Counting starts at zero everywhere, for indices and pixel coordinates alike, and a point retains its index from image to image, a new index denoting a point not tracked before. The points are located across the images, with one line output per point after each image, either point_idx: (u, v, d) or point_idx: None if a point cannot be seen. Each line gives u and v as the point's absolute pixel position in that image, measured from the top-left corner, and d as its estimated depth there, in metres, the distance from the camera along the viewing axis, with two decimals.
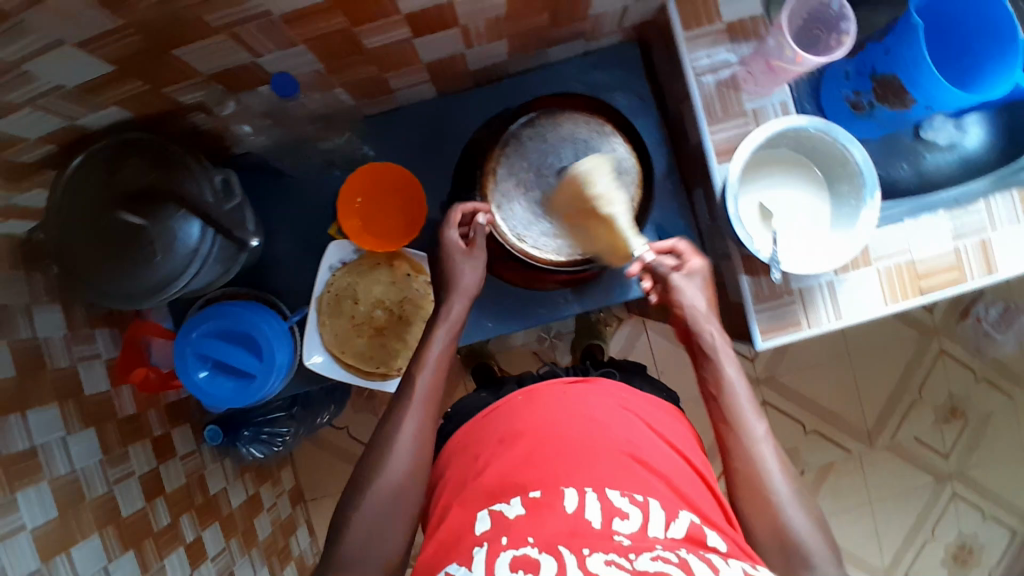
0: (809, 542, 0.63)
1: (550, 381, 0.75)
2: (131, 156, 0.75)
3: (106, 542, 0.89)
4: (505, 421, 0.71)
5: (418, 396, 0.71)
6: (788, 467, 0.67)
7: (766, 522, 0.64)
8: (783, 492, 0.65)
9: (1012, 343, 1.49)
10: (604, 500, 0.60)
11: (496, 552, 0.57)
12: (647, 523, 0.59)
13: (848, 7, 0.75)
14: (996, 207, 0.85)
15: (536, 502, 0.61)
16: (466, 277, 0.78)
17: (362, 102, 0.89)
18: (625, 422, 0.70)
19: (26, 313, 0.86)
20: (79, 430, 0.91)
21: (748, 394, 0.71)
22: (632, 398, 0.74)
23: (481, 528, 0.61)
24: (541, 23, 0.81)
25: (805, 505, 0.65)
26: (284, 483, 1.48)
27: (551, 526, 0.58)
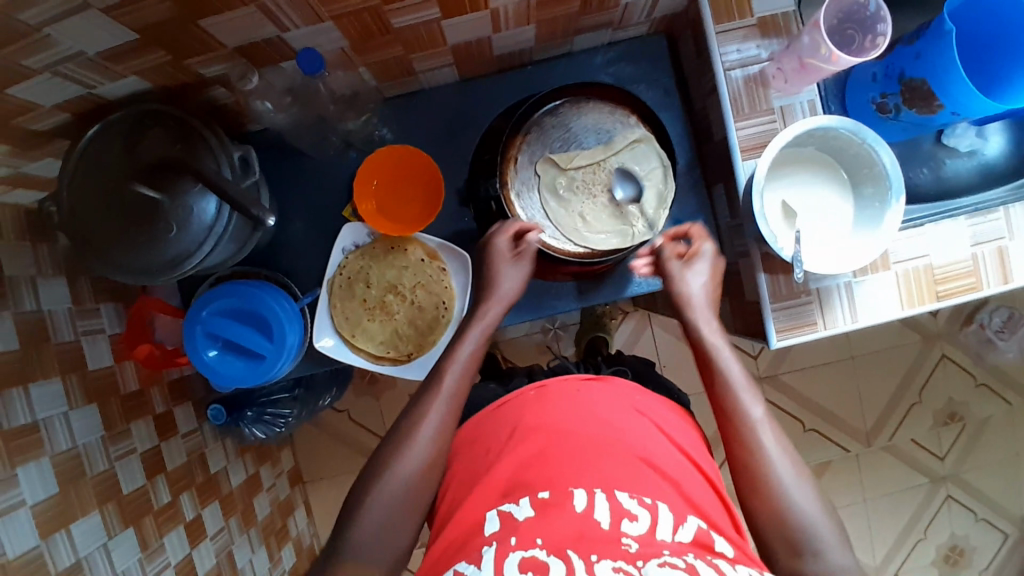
0: (814, 525, 0.64)
1: (561, 378, 0.75)
2: (147, 129, 0.74)
3: (106, 518, 0.89)
4: (516, 415, 0.71)
5: (445, 390, 0.71)
6: (790, 453, 0.69)
7: (769, 506, 0.65)
8: (787, 478, 0.66)
9: (1013, 351, 1.50)
10: (613, 500, 0.60)
11: (504, 554, 0.56)
12: (655, 527, 0.58)
13: (886, 7, 0.72)
14: (1014, 215, 0.86)
15: (545, 502, 0.60)
16: (506, 283, 0.80)
17: (383, 83, 0.87)
18: (635, 425, 0.69)
19: (32, 284, 0.85)
20: (81, 405, 0.90)
21: (749, 382, 0.73)
22: (644, 400, 0.74)
23: (490, 528, 0.60)
24: (571, 10, 0.79)
25: (809, 489, 0.66)
26: (284, 464, 1.47)
27: (559, 528, 0.57)
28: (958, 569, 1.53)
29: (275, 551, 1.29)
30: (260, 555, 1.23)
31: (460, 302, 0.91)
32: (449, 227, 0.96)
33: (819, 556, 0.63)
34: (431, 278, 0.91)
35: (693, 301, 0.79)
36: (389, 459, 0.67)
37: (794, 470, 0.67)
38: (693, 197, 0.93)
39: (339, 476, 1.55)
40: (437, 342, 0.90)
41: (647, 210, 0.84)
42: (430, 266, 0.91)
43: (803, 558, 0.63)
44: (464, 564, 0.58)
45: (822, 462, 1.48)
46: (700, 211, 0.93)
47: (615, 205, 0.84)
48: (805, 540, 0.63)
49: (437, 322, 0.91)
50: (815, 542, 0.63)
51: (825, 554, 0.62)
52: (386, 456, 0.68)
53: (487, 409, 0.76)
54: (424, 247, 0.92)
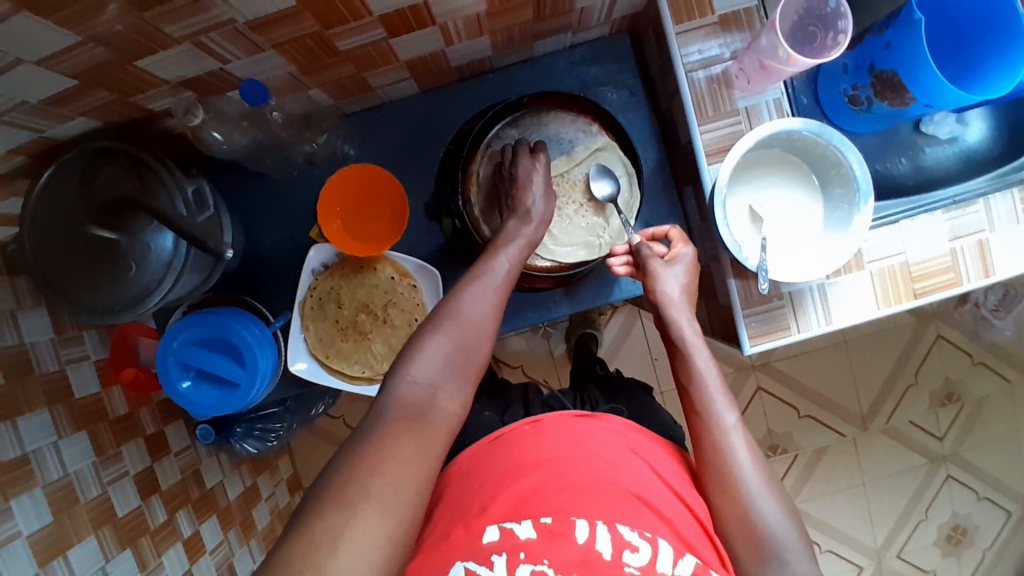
0: (777, 533, 0.63)
1: (557, 413, 0.75)
2: (100, 167, 0.73)
3: (103, 542, 0.89)
4: (512, 451, 0.71)
5: (491, 275, 0.70)
6: (759, 461, 0.67)
7: (735, 512, 0.65)
8: (755, 486, 0.65)
9: (1010, 328, 1.47)
10: (614, 532, 0.61)
11: (514, 566, 0.58)
12: (656, 558, 0.60)
13: (846, 3, 0.70)
14: (996, 206, 0.84)
15: (548, 528, 0.61)
16: (540, 207, 0.79)
17: (341, 101, 0.85)
18: (630, 462, 0.70)
19: (12, 319, 0.84)
20: (70, 433, 0.90)
21: (723, 385, 0.70)
22: (639, 439, 0.75)
23: (490, 537, 0.61)
24: (525, 18, 0.77)
25: (776, 495, 0.65)
26: (282, 472, 1.48)
27: (565, 556, 0.59)
28: (960, 547, 1.53)
29: None
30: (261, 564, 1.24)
31: None
32: (419, 242, 0.95)
33: (782, 564, 0.63)
34: (403, 296, 0.91)
35: (670, 300, 0.73)
36: (417, 347, 0.62)
37: (761, 477, 0.66)
38: (663, 200, 0.92)
39: None
40: None
41: (611, 220, 0.87)
42: (400, 283, 0.91)
43: (766, 564, 0.63)
44: (471, 564, 0.59)
45: (820, 447, 1.48)
46: (671, 214, 0.92)
47: (579, 215, 0.87)
48: (768, 548, 0.63)
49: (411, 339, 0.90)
50: (777, 549, 0.63)
51: (786, 562, 0.63)
52: (415, 344, 0.63)
53: (483, 440, 0.75)
54: (394, 265, 0.91)
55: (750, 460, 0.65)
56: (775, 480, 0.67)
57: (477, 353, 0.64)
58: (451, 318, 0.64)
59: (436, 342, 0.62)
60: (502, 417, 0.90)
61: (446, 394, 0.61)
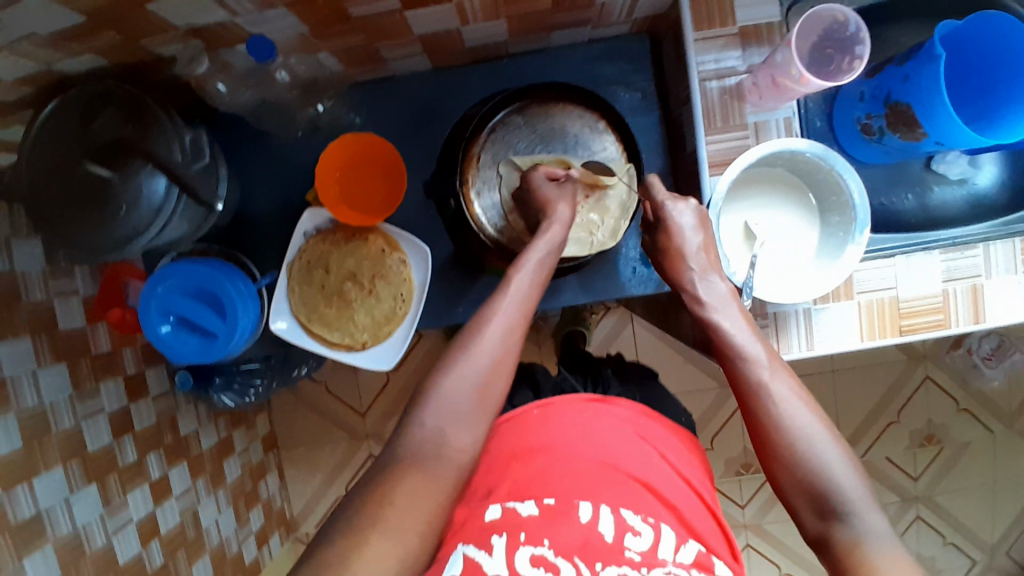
0: (845, 487, 0.58)
1: (567, 397, 0.74)
2: (102, 106, 0.74)
3: (69, 475, 0.90)
4: (517, 435, 0.70)
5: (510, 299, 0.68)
6: (811, 412, 0.62)
7: (787, 472, 0.60)
8: (803, 439, 0.61)
9: (999, 379, 1.46)
10: (618, 516, 0.61)
11: (514, 547, 0.58)
12: (658, 544, 0.60)
13: (865, 29, 0.70)
14: (995, 253, 0.83)
15: (551, 508, 0.61)
16: (562, 208, 0.78)
17: (351, 68, 0.85)
18: (637, 451, 0.69)
19: (5, 246, 0.85)
20: (51, 364, 0.90)
21: (757, 344, 0.67)
22: (646, 424, 0.74)
23: (492, 516, 0.61)
24: (541, 8, 0.76)
25: (841, 450, 0.61)
26: (259, 429, 1.47)
27: (566, 536, 0.59)
28: None
29: (242, 513, 1.33)
30: (225, 516, 1.25)
31: (418, 296, 0.90)
32: (415, 217, 0.95)
33: (846, 519, 0.57)
34: (391, 270, 0.90)
35: (689, 251, 0.74)
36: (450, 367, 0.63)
37: (813, 429, 0.61)
38: None
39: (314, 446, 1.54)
40: (393, 335, 0.90)
41: (607, 219, 0.85)
42: (390, 257, 0.90)
43: (829, 520, 0.58)
44: (472, 548, 0.58)
45: None
46: None
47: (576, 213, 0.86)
48: (830, 504, 0.58)
49: (394, 314, 0.90)
50: (839, 503, 0.58)
51: (852, 516, 0.57)
52: (433, 379, 0.62)
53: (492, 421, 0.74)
54: (386, 238, 0.91)
55: (795, 416, 0.61)
56: (832, 429, 0.62)
57: (500, 379, 0.63)
58: (466, 347, 0.64)
59: (467, 361, 0.63)
60: None
61: (459, 430, 0.60)
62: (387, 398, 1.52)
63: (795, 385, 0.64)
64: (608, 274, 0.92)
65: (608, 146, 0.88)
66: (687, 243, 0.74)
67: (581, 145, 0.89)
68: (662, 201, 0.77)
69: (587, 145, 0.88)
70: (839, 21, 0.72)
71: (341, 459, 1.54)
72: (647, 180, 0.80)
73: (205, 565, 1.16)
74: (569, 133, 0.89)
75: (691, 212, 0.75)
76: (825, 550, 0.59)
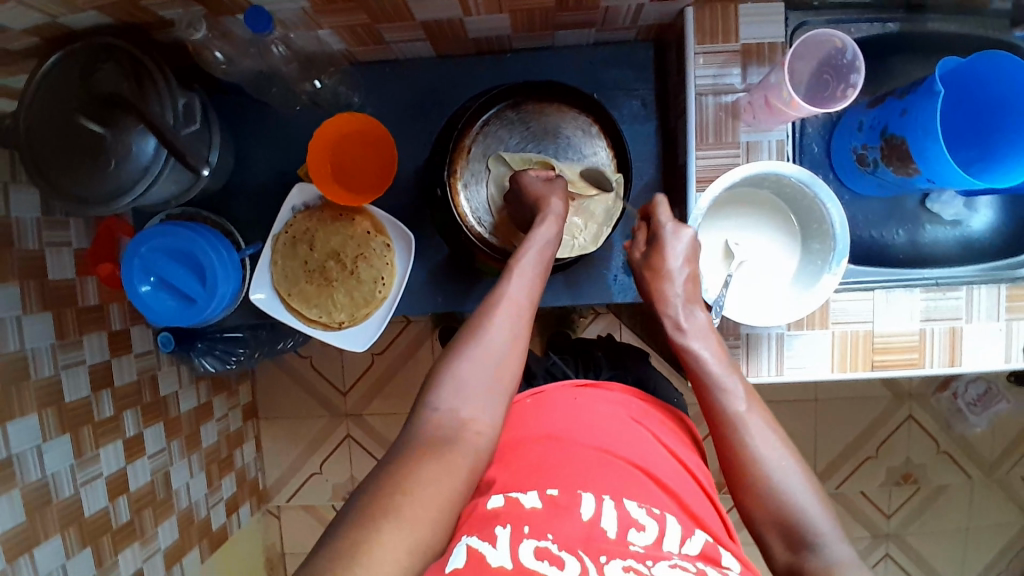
0: (815, 520, 0.58)
1: (558, 384, 0.74)
2: (102, 62, 0.75)
3: (44, 422, 0.91)
4: (513, 425, 0.69)
5: (508, 299, 0.67)
6: (783, 446, 0.63)
7: (760, 504, 0.60)
8: (777, 471, 0.61)
9: (983, 425, 1.45)
10: (621, 509, 0.57)
11: (517, 539, 0.52)
12: (663, 537, 0.56)
13: (860, 58, 0.70)
14: (978, 298, 0.82)
15: (554, 500, 0.57)
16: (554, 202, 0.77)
17: (354, 48, 0.85)
18: (635, 435, 0.68)
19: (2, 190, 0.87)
20: (36, 311, 0.91)
21: (734, 377, 0.67)
22: (643, 412, 0.73)
23: (494, 506, 0.57)
24: (546, 5, 0.75)
25: (812, 485, 0.61)
26: (241, 397, 1.48)
27: (569, 527, 0.54)
28: None
29: (214, 478, 1.34)
30: (196, 479, 1.27)
31: (397, 282, 0.91)
32: (406, 202, 0.95)
33: (816, 549, 0.57)
34: (374, 253, 0.91)
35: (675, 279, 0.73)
36: (447, 370, 0.61)
37: (786, 463, 0.61)
38: None
39: (293, 420, 1.55)
40: (370, 317, 0.90)
41: (591, 224, 0.85)
42: (374, 240, 0.91)
43: (799, 551, 0.58)
44: (474, 541, 0.53)
45: None
46: None
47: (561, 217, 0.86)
48: (800, 535, 0.58)
49: (372, 297, 0.90)
50: (810, 534, 0.58)
51: (822, 547, 0.57)
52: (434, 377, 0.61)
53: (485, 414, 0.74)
54: (373, 222, 0.91)
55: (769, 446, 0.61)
56: (802, 463, 0.62)
57: (509, 367, 0.63)
58: (471, 342, 0.63)
59: (467, 365, 0.61)
60: None
61: (473, 425, 0.59)
62: (368, 380, 1.52)
63: (768, 419, 0.65)
64: (592, 279, 0.92)
65: (599, 150, 0.88)
66: (675, 271, 0.73)
67: (574, 147, 0.89)
68: (663, 226, 0.75)
69: (581, 147, 0.88)
70: (837, 47, 0.71)
71: (319, 435, 1.54)
72: (654, 201, 0.77)
73: (170, 527, 1.18)
74: (563, 134, 0.89)
75: (688, 240, 0.74)
76: None
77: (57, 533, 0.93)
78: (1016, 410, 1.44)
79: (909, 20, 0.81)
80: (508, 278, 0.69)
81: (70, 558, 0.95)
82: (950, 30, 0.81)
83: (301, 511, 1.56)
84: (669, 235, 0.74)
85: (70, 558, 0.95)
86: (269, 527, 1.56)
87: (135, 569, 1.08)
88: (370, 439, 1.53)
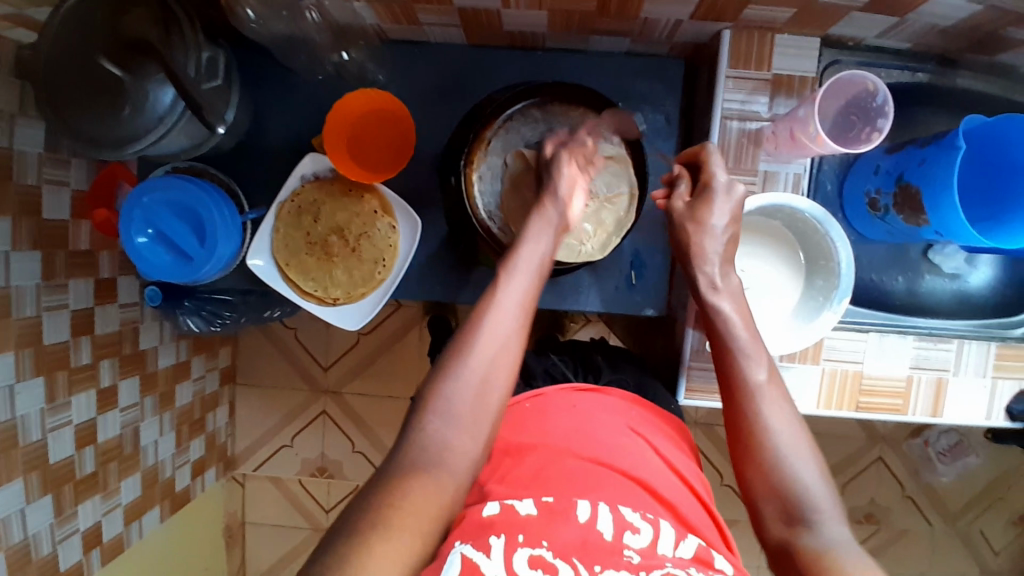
0: (816, 498, 0.59)
1: (558, 388, 0.74)
2: (131, 6, 0.73)
3: (19, 361, 0.89)
4: (510, 427, 0.69)
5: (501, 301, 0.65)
6: (795, 423, 0.63)
7: (763, 473, 0.61)
8: (786, 443, 0.62)
9: (949, 476, 1.47)
10: (617, 513, 0.57)
11: (511, 548, 0.52)
12: (657, 541, 0.56)
13: (891, 104, 0.70)
14: (967, 352, 0.83)
15: (549, 507, 0.57)
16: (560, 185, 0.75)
17: (387, 24, 0.84)
18: (632, 443, 0.68)
19: (7, 122, 0.84)
20: (26, 249, 0.89)
21: (756, 344, 0.67)
22: (640, 419, 0.73)
23: (490, 514, 0.56)
24: (587, 9, 0.75)
25: (818, 463, 0.62)
26: (220, 359, 1.46)
27: (564, 534, 0.54)
28: None
29: (184, 439, 1.32)
30: (165, 437, 1.25)
31: (398, 265, 0.90)
32: (418, 186, 0.94)
33: (812, 527, 0.58)
34: (379, 234, 0.90)
35: (708, 249, 0.71)
36: (434, 392, 0.60)
37: (795, 435, 0.62)
38: (660, 230, 0.91)
39: (270, 389, 1.53)
40: (365, 297, 0.90)
41: (598, 232, 0.85)
42: (380, 220, 0.90)
43: (794, 527, 0.59)
44: (469, 550, 0.52)
45: (735, 519, 1.37)
46: (661, 247, 0.91)
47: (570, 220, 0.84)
48: (798, 511, 0.59)
49: (371, 277, 0.89)
50: (808, 511, 0.59)
51: (819, 525, 0.58)
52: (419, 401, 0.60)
53: None
54: (381, 201, 0.90)
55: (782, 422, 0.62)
56: (809, 441, 0.63)
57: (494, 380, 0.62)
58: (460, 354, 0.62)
59: (450, 386, 0.60)
60: None
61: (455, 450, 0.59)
62: (351, 358, 1.51)
63: (783, 393, 0.65)
64: (594, 287, 0.92)
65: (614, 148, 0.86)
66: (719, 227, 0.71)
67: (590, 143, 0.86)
68: (717, 177, 0.72)
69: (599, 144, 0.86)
70: (868, 90, 0.71)
71: (294, 408, 1.53)
72: (707, 148, 0.74)
73: (134, 483, 1.16)
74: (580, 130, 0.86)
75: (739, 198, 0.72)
76: (785, 559, 0.59)
77: (19, 477, 0.91)
78: (983, 466, 1.47)
79: (938, 72, 0.82)
80: (499, 282, 0.67)
81: (30, 503, 0.93)
82: (975, 88, 0.83)
83: (267, 482, 1.55)
84: (720, 189, 0.72)
85: (30, 503, 0.93)
86: (232, 494, 1.54)
87: (94, 521, 1.07)
88: (346, 418, 1.52)
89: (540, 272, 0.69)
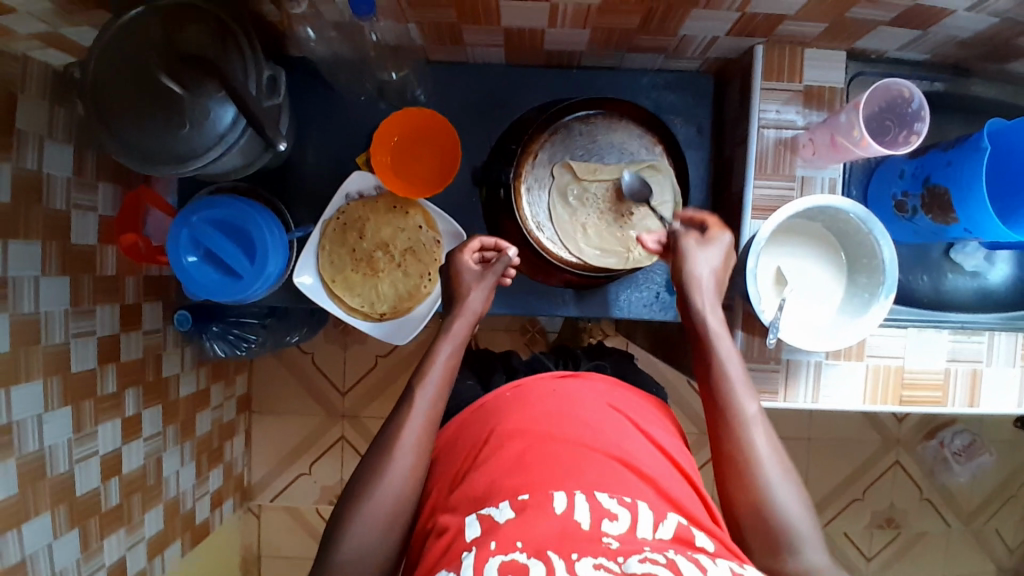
0: (799, 525, 0.61)
1: (538, 375, 0.72)
2: (189, 23, 0.74)
3: (48, 389, 0.87)
4: (490, 418, 0.67)
5: (417, 411, 0.67)
6: (780, 456, 0.65)
7: (749, 503, 0.62)
8: (772, 471, 0.63)
9: (965, 476, 1.51)
10: (593, 500, 0.55)
11: (483, 558, 0.51)
12: (636, 524, 0.55)
13: (926, 109, 0.74)
14: (998, 343, 0.87)
15: (524, 504, 0.55)
16: (472, 300, 0.78)
17: (431, 45, 0.87)
18: (614, 422, 0.66)
19: (38, 143, 0.84)
20: (54, 274, 0.88)
21: (742, 375, 0.69)
22: (620, 398, 0.71)
23: (471, 533, 0.55)
24: (629, 27, 0.78)
25: (799, 490, 0.63)
26: (237, 387, 1.44)
27: (540, 530, 0.53)
28: None
29: (202, 469, 1.29)
30: (186, 467, 1.22)
31: None
32: (456, 200, 0.96)
33: (794, 555, 0.61)
34: (424, 248, 0.91)
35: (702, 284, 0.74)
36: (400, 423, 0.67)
37: (778, 465, 0.64)
38: None
39: (285, 416, 1.51)
40: (413, 310, 0.91)
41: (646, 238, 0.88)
42: (425, 235, 0.91)
43: (779, 556, 0.61)
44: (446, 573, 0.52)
45: None
46: None
47: (615, 224, 0.89)
48: (784, 538, 0.61)
49: (418, 290, 0.91)
50: (790, 540, 0.61)
51: (801, 553, 0.61)
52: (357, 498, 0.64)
53: (467, 410, 0.73)
54: (424, 215, 0.91)
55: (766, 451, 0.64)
56: (792, 470, 0.65)
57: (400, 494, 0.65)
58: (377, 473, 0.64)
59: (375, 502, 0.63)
60: (484, 386, 0.88)
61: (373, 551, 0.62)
62: (369, 381, 1.49)
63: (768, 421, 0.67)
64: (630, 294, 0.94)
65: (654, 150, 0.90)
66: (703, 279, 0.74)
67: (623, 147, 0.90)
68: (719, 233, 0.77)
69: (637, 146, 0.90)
70: (904, 96, 0.76)
71: (312, 434, 1.51)
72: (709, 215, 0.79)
73: (155, 516, 1.13)
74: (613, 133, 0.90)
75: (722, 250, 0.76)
76: None
77: (46, 510, 0.88)
78: (996, 464, 1.51)
79: (954, 82, 0.88)
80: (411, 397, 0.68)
81: (57, 537, 0.90)
82: (989, 96, 0.89)
83: (283, 512, 1.51)
84: (712, 244, 0.77)
85: (58, 538, 0.90)
86: (247, 525, 1.50)
87: (119, 557, 1.03)
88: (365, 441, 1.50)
89: (448, 377, 0.71)
